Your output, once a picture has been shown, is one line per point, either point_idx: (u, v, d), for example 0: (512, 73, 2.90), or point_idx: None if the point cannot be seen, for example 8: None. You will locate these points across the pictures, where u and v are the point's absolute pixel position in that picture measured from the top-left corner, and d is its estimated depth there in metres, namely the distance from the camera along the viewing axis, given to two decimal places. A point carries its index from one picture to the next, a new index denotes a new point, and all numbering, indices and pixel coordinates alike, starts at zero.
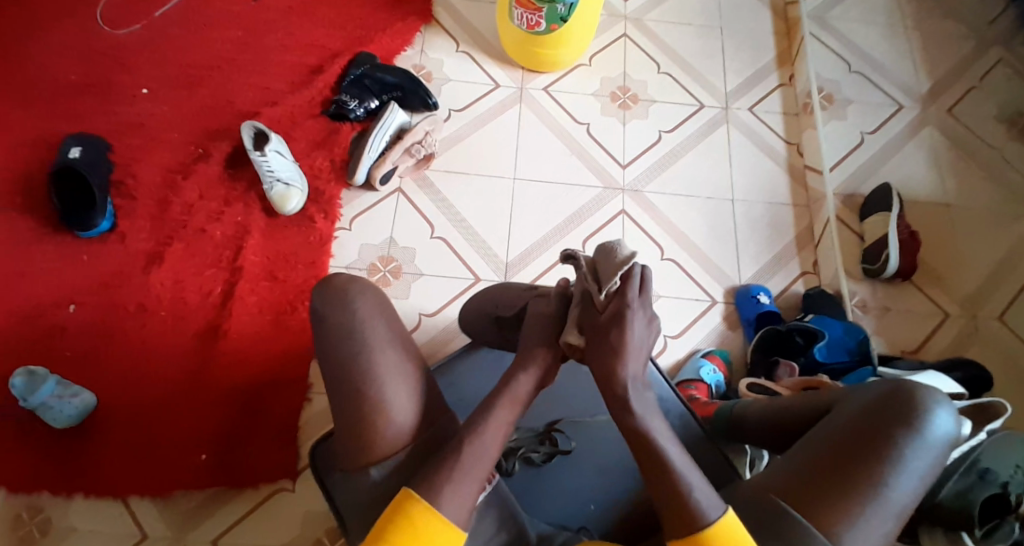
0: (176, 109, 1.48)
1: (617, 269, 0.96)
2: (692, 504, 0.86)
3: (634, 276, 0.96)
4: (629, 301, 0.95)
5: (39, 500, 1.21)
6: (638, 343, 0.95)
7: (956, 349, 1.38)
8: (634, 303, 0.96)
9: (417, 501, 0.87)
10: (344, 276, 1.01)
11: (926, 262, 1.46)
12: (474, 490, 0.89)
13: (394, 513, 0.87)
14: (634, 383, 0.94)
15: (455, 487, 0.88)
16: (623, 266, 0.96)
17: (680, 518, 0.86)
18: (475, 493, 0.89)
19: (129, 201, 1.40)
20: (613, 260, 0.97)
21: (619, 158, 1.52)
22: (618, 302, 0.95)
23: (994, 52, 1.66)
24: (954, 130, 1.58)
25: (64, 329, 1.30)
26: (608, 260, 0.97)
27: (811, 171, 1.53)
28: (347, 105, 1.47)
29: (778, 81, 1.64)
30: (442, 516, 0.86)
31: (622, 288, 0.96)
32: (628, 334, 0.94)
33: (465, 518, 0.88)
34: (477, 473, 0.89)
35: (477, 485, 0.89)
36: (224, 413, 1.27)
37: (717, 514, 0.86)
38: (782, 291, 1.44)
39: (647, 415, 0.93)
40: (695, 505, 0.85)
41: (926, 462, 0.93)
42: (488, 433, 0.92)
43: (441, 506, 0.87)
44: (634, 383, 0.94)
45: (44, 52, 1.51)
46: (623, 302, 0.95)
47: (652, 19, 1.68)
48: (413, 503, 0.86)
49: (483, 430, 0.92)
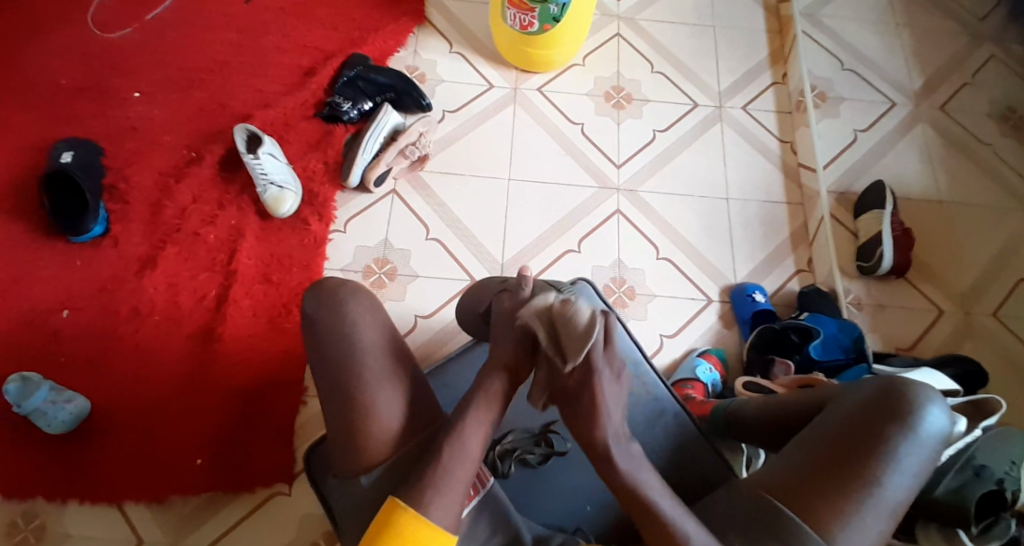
0: (169, 112, 1.47)
1: (579, 340, 0.92)
2: (681, 536, 0.87)
3: (598, 343, 0.92)
4: (594, 367, 0.93)
5: (34, 507, 1.21)
6: (611, 406, 0.94)
7: (951, 345, 1.39)
8: (601, 368, 0.93)
9: (405, 510, 0.87)
10: (336, 279, 1.01)
11: (920, 259, 1.46)
12: (460, 496, 0.89)
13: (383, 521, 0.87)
14: (615, 440, 0.93)
15: (441, 494, 0.88)
16: (587, 333, 0.92)
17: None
18: (460, 498, 0.89)
19: (122, 205, 1.39)
20: (574, 325, 0.93)
21: (613, 158, 1.52)
22: (584, 370, 0.93)
23: (985, 49, 1.67)
24: (947, 127, 1.58)
25: (58, 334, 1.29)
26: (570, 324, 0.93)
27: (805, 169, 1.53)
28: (340, 108, 1.46)
29: (772, 79, 1.64)
30: (432, 523, 0.86)
31: (588, 356, 0.93)
32: (600, 403, 0.93)
33: (452, 525, 0.88)
34: (460, 479, 0.90)
35: (462, 490, 0.89)
36: (217, 417, 1.26)
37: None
38: (777, 290, 1.44)
39: (635, 470, 0.92)
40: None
41: (920, 458, 0.93)
42: (471, 436, 0.93)
43: (428, 513, 0.87)
44: (615, 440, 0.93)
45: (36, 55, 1.50)
46: (589, 371, 0.93)
47: (645, 18, 1.68)
48: (401, 512, 0.86)
49: (470, 434, 0.93)
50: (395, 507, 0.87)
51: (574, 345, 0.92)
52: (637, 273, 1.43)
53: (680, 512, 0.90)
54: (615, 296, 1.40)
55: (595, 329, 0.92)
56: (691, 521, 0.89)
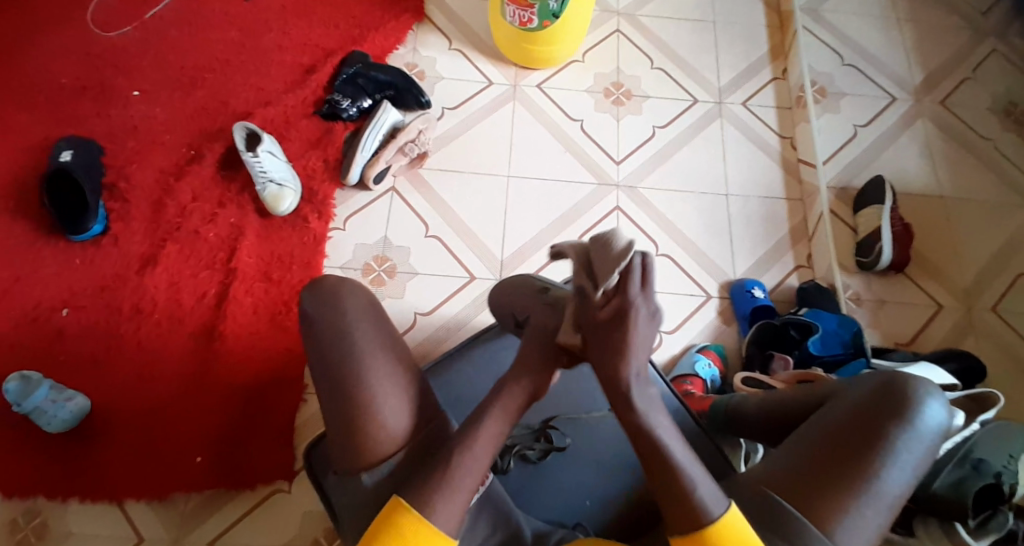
0: (169, 110, 1.47)
1: (613, 264, 0.88)
2: (694, 501, 0.86)
3: (631, 270, 0.88)
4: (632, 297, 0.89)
5: (36, 504, 1.22)
6: (642, 342, 0.91)
7: (951, 340, 1.39)
8: (637, 300, 0.90)
9: (409, 512, 0.87)
10: (333, 278, 1.02)
11: (919, 254, 1.46)
12: (464, 496, 0.89)
13: (385, 521, 0.87)
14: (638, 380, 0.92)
15: (450, 494, 0.88)
16: (621, 258, 0.88)
17: (686, 516, 0.86)
18: (466, 499, 0.90)
19: (122, 204, 1.39)
20: (610, 250, 0.90)
21: (613, 154, 1.52)
22: (619, 300, 0.90)
23: (987, 44, 1.66)
24: (947, 122, 1.58)
25: (60, 333, 1.30)
26: (606, 250, 0.90)
27: (805, 164, 1.53)
28: (340, 105, 1.46)
29: (772, 75, 1.64)
30: (432, 524, 0.87)
31: (624, 282, 0.89)
32: (630, 337, 0.90)
33: (456, 526, 0.89)
34: (469, 479, 0.90)
35: (470, 494, 0.90)
36: (219, 414, 1.27)
37: (722, 510, 0.86)
38: (776, 285, 1.44)
39: (651, 412, 0.91)
40: (699, 502, 0.86)
41: (919, 454, 0.93)
42: (481, 440, 0.92)
43: (429, 514, 0.87)
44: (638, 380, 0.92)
45: (36, 55, 1.51)
46: (624, 300, 0.90)
47: (645, 13, 1.67)
48: (404, 514, 0.87)
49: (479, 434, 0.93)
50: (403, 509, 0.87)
51: (608, 270, 0.89)
52: None
53: (691, 460, 0.90)
54: None
55: (628, 255, 0.88)
56: (699, 468, 0.89)
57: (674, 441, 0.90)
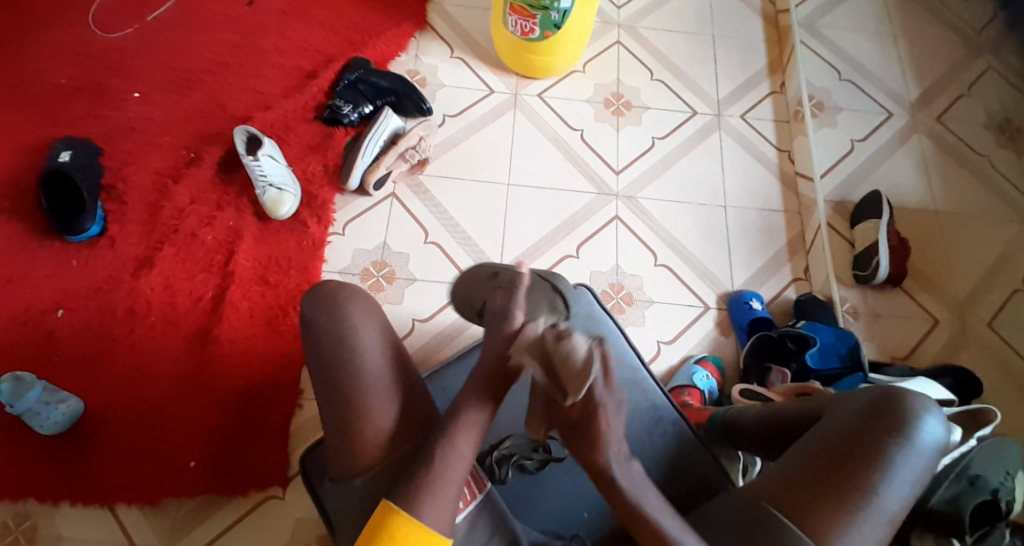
0: (168, 113, 1.47)
1: (579, 376, 0.87)
2: None
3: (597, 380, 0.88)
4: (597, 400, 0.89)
5: (25, 508, 1.20)
6: (613, 437, 0.91)
7: (947, 354, 1.39)
8: (603, 400, 0.89)
9: (399, 513, 0.86)
10: (334, 282, 1.01)
11: (916, 269, 1.47)
12: (450, 495, 0.89)
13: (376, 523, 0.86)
14: (617, 462, 0.91)
15: (436, 496, 0.88)
16: (585, 371, 0.87)
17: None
18: (453, 496, 0.89)
19: (119, 205, 1.38)
20: (571, 362, 0.87)
21: (613, 164, 1.52)
22: (586, 401, 0.89)
23: (982, 61, 1.68)
24: (943, 138, 1.60)
25: (53, 334, 1.29)
26: (567, 361, 0.87)
27: (802, 178, 1.54)
28: (341, 110, 1.46)
29: (770, 88, 1.65)
30: (425, 526, 0.86)
31: (591, 388, 0.89)
32: (602, 431, 0.90)
33: (447, 527, 0.88)
34: (455, 477, 0.90)
35: (454, 492, 0.89)
36: (211, 419, 1.25)
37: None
38: (774, 297, 1.45)
39: (634, 485, 0.91)
40: None
41: (917, 469, 0.93)
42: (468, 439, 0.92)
43: (421, 516, 0.86)
44: (617, 462, 0.91)
45: (34, 55, 1.50)
46: (592, 401, 0.89)
47: (645, 25, 1.69)
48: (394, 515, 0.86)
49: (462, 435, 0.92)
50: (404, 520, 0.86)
51: (574, 382, 0.87)
52: (635, 280, 1.43)
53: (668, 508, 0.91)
54: (614, 302, 1.41)
55: (592, 368, 0.87)
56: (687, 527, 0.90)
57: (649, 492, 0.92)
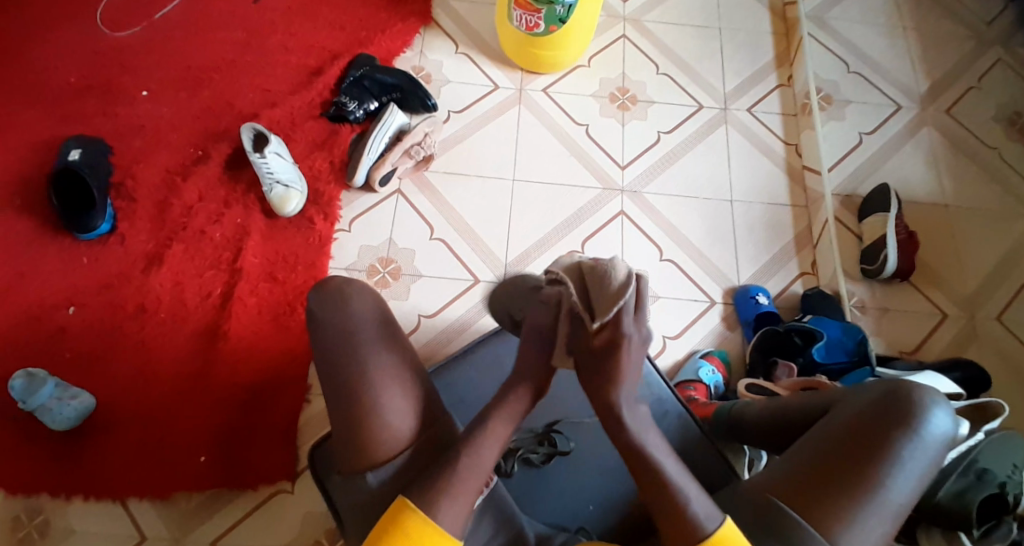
0: (176, 111, 1.48)
1: (612, 297, 0.93)
2: (690, 518, 0.86)
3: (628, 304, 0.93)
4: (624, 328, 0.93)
5: (38, 501, 1.22)
6: (633, 363, 0.95)
7: (955, 349, 1.39)
8: (631, 329, 0.94)
9: (414, 515, 0.87)
10: (339, 278, 1.02)
11: (924, 263, 1.46)
12: (462, 495, 0.89)
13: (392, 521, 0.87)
14: (626, 401, 0.94)
15: (456, 497, 0.88)
16: (618, 293, 0.93)
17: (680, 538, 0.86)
18: (472, 500, 0.90)
19: (128, 203, 1.40)
20: (607, 286, 0.94)
21: (618, 159, 1.52)
22: (613, 329, 0.94)
23: (992, 53, 1.66)
24: (953, 131, 1.58)
25: (64, 330, 1.30)
26: (603, 285, 0.94)
27: (809, 171, 1.53)
28: (346, 107, 1.47)
29: (777, 82, 1.64)
30: (439, 527, 0.87)
31: (620, 315, 0.93)
32: (624, 361, 0.94)
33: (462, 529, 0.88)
34: (471, 483, 0.90)
35: (478, 490, 0.90)
36: (221, 414, 1.27)
37: (716, 525, 0.86)
38: (781, 292, 1.44)
39: (643, 431, 0.93)
40: (693, 522, 0.86)
41: (923, 463, 0.93)
42: (485, 441, 0.93)
43: (438, 516, 0.87)
44: (626, 400, 0.94)
45: (44, 54, 1.52)
46: (618, 330, 0.93)
47: (651, 19, 1.68)
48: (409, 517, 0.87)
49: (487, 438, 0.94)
50: (417, 520, 0.86)
51: (607, 302, 0.94)
52: (641, 275, 1.43)
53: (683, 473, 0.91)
54: None
55: (627, 290, 0.93)
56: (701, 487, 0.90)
57: (664, 455, 0.91)
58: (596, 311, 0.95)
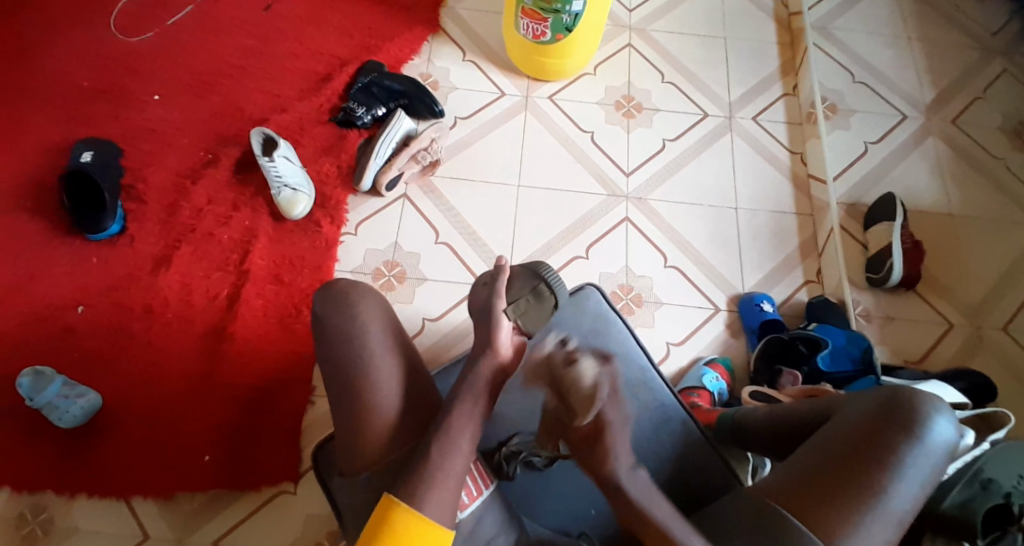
0: (186, 115, 1.50)
1: (588, 398, 0.97)
2: None
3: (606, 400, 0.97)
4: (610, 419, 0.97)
5: (43, 500, 1.23)
6: (622, 449, 0.95)
7: (961, 358, 1.38)
8: (614, 418, 0.96)
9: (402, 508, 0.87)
10: (345, 280, 1.03)
11: (930, 272, 1.45)
12: (456, 489, 0.90)
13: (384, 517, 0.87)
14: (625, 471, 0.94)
15: (433, 487, 0.89)
16: (592, 393, 0.97)
17: None
18: (455, 489, 0.90)
19: (138, 204, 1.42)
20: (580, 386, 0.98)
21: (623, 166, 1.53)
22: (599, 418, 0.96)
23: (997, 63, 1.67)
24: (959, 141, 1.58)
25: (73, 329, 1.32)
26: (577, 386, 0.98)
27: (814, 179, 1.54)
28: (354, 112, 1.49)
29: (782, 91, 1.65)
30: (427, 517, 0.87)
31: (600, 412, 0.96)
32: (612, 447, 0.95)
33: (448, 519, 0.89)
34: (455, 471, 0.91)
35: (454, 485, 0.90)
36: (225, 415, 1.28)
37: None
38: (786, 299, 1.44)
39: (646, 493, 0.93)
40: None
41: (926, 470, 0.93)
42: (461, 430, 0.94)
43: (424, 509, 0.88)
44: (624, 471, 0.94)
45: (58, 58, 1.54)
46: (603, 420, 0.96)
47: (656, 29, 1.69)
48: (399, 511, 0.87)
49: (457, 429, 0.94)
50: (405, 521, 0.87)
51: (583, 403, 0.97)
52: (644, 281, 1.43)
53: (688, 528, 0.91)
54: (623, 303, 1.41)
55: (601, 387, 0.97)
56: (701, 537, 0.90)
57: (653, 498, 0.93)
58: (576, 412, 0.98)
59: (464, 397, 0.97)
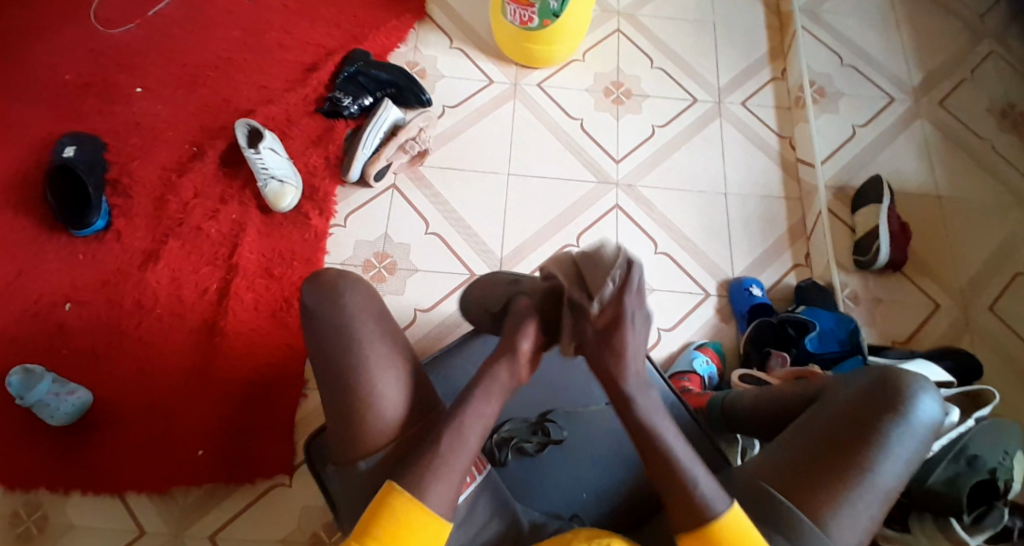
0: (171, 107, 1.48)
1: (607, 275, 0.87)
2: (697, 498, 0.87)
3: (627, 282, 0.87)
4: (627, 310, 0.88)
5: (37, 497, 1.23)
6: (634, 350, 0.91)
7: (949, 338, 1.39)
8: (632, 308, 0.88)
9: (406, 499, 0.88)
10: (334, 272, 1.00)
11: (917, 254, 1.46)
12: (457, 480, 0.90)
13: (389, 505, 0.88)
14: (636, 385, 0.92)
15: (438, 479, 0.89)
16: (613, 272, 0.86)
17: (688, 516, 0.87)
18: (457, 483, 0.90)
19: (124, 199, 1.40)
20: (600, 265, 0.87)
21: (613, 153, 1.52)
22: (614, 308, 0.88)
23: (985, 45, 1.67)
24: (947, 123, 1.59)
25: (63, 326, 1.31)
26: (596, 265, 0.88)
27: (803, 164, 1.54)
28: (341, 103, 1.47)
29: (771, 75, 1.64)
30: (429, 509, 0.88)
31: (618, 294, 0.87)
32: (623, 348, 0.90)
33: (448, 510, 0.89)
34: (459, 466, 0.91)
35: (460, 478, 0.90)
36: (218, 409, 1.28)
37: (724, 508, 0.87)
38: (775, 283, 1.45)
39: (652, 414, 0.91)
40: (700, 501, 0.87)
41: (912, 447, 0.94)
42: (470, 427, 0.93)
43: (426, 500, 0.88)
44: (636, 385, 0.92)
45: (39, 51, 1.52)
46: (619, 310, 0.88)
47: (645, 14, 1.68)
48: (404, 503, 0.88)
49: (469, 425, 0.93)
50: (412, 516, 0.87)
51: (602, 284, 0.87)
52: None
53: (691, 456, 0.90)
54: None
55: (624, 268, 0.86)
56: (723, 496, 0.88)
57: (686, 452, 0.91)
58: (591, 293, 0.88)
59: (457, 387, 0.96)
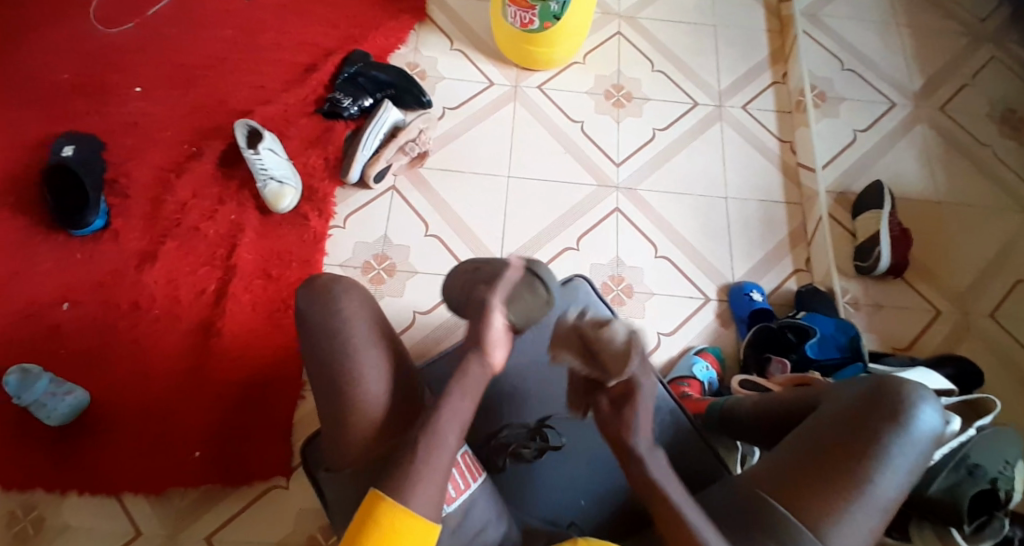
0: (169, 107, 1.48)
1: (621, 358, 0.94)
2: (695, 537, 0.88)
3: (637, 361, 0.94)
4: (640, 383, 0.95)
5: (32, 498, 1.22)
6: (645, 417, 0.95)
7: (949, 345, 1.39)
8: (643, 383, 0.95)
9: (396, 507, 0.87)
10: (326, 277, 1.00)
11: (917, 259, 1.46)
12: (439, 483, 0.90)
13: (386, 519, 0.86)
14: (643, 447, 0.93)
15: (416, 481, 0.88)
16: (626, 353, 0.93)
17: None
18: (439, 484, 0.90)
19: (122, 199, 1.40)
20: (611, 344, 0.94)
21: (612, 156, 1.52)
22: (626, 383, 0.95)
23: (986, 50, 1.67)
24: (947, 127, 1.59)
25: (59, 327, 1.30)
26: (608, 345, 0.94)
27: (804, 168, 1.53)
28: (341, 104, 1.47)
29: (772, 79, 1.64)
30: (414, 512, 0.87)
31: (632, 373, 0.95)
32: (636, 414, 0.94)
33: (435, 513, 0.89)
34: (440, 466, 0.90)
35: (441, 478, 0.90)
36: (214, 410, 1.27)
37: None
38: (775, 288, 1.45)
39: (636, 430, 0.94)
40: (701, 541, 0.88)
41: (912, 458, 0.93)
42: (447, 426, 0.93)
43: (411, 504, 0.87)
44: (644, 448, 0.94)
45: (37, 50, 1.51)
46: (632, 383, 0.94)
47: (645, 16, 1.68)
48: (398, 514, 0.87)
49: (447, 426, 0.93)
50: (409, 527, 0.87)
51: (618, 364, 0.94)
52: (635, 272, 1.43)
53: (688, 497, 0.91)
54: (613, 294, 1.41)
55: (634, 348, 0.93)
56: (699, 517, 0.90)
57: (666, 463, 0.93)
58: (607, 371, 0.95)
59: (453, 392, 0.95)
